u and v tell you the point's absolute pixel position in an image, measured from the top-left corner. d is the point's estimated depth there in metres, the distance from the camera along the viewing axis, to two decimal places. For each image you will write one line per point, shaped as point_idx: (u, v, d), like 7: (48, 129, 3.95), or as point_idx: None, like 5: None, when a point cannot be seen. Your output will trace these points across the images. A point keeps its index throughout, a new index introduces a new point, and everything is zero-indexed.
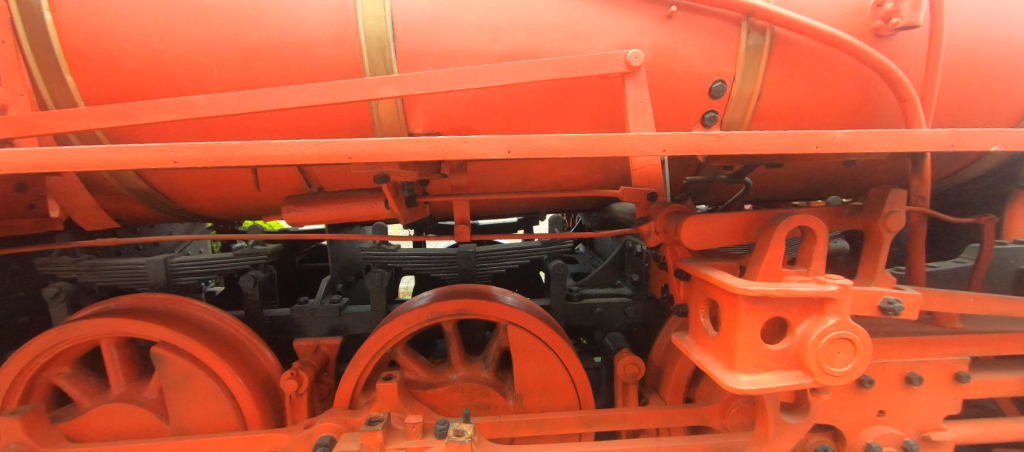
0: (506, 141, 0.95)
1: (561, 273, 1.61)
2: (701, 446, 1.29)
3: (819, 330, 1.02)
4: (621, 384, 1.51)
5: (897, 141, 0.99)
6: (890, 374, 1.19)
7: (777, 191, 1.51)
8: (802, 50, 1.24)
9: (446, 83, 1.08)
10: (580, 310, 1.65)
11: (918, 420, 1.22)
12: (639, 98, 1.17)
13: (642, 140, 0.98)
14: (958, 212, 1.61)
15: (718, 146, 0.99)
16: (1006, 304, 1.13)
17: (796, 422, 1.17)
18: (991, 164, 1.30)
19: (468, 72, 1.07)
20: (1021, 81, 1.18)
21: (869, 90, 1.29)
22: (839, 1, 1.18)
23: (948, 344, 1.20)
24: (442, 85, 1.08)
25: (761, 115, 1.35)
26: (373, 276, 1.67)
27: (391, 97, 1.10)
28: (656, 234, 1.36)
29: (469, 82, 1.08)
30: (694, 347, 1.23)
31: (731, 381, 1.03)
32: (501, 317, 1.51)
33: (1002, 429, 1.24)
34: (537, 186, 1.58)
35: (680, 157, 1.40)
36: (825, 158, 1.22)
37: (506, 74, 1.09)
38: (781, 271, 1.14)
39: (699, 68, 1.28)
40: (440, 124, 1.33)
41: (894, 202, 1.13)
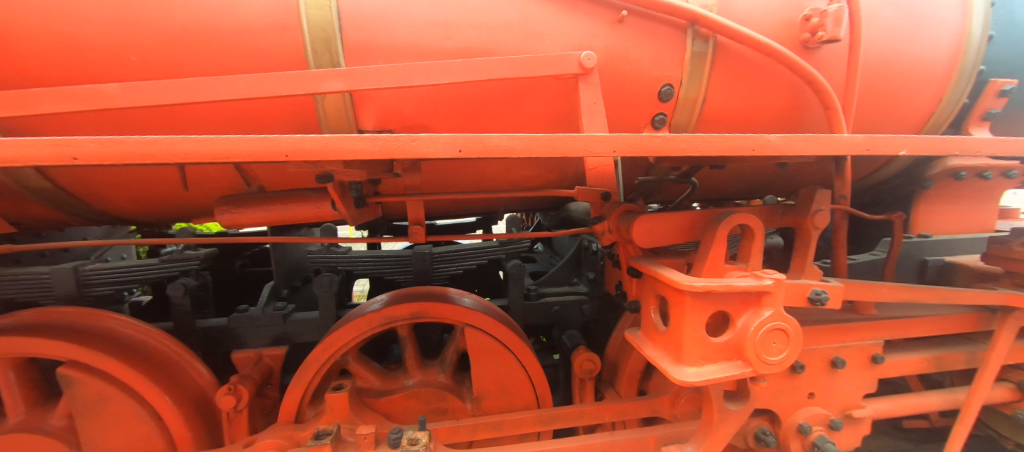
0: (457, 139, 0.91)
1: (518, 273, 1.61)
2: (652, 438, 1.33)
3: (757, 321, 1.09)
4: (578, 380, 1.53)
5: (823, 145, 1.08)
6: (818, 359, 1.29)
7: (721, 191, 1.60)
8: (741, 59, 1.32)
9: (397, 79, 1.03)
10: (537, 309, 1.66)
11: (842, 400, 1.34)
12: (593, 99, 1.18)
13: (594, 141, 0.99)
14: (874, 209, 1.79)
15: (665, 148, 1.02)
16: (914, 292, 1.26)
17: (738, 409, 1.23)
18: (900, 166, 1.44)
19: (419, 68, 1.03)
20: (927, 92, 1.31)
21: (800, 97, 1.39)
22: (774, 12, 1.26)
23: (866, 330, 1.32)
24: (392, 80, 1.02)
25: (706, 119, 1.41)
26: (321, 281, 1.57)
27: (337, 92, 1.03)
28: (610, 232, 1.38)
29: (421, 79, 1.04)
30: (645, 342, 1.27)
31: (678, 374, 1.07)
32: (458, 319, 1.49)
33: (909, 403, 1.39)
34: (495, 185, 1.57)
35: (632, 157, 1.43)
36: (761, 160, 1.30)
37: (459, 71, 1.06)
38: (723, 267, 1.20)
39: (649, 72, 1.31)
40: (391, 121, 1.28)
41: (820, 201, 1.22)
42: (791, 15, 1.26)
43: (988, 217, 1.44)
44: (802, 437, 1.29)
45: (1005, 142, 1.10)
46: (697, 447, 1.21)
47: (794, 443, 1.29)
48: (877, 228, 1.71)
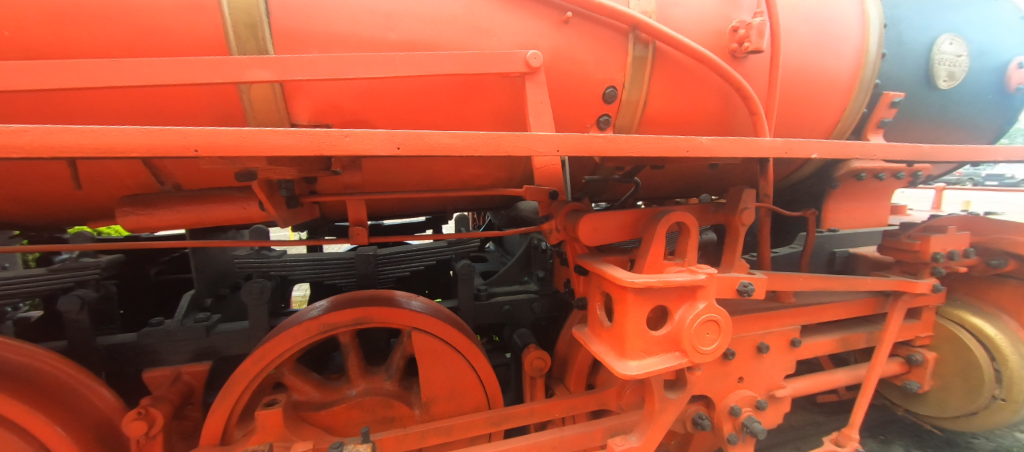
0: (394, 135, 0.86)
1: (468, 273, 1.58)
2: (600, 430, 1.36)
3: (693, 313, 1.15)
4: (528, 379, 1.54)
5: (748, 148, 1.15)
6: (746, 345, 1.39)
7: (662, 190, 1.67)
8: (678, 65, 1.38)
9: (332, 70, 0.94)
10: (488, 309, 1.65)
11: (767, 382, 1.45)
12: (539, 99, 1.18)
13: (538, 140, 0.99)
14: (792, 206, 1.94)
15: (607, 148, 1.04)
16: (825, 282, 1.40)
17: (677, 397, 1.28)
18: (814, 167, 1.57)
19: (358, 59, 0.95)
20: (834, 101, 1.45)
21: (729, 102, 1.48)
22: (706, 21, 1.33)
23: (786, 317, 1.44)
24: (326, 71, 0.94)
25: (647, 120, 1.47)
26: (251, 287, 1.44)
27: (265, 82, 0.93)
28: (557, 231, 1.40)
29: (360, 71, 0.96)
30: (592, 339, 1.30)
31: (621, 368, 1.11)
32: (405, 323, 1.43)
33: (821, 380, 1.55)
34: (443, 184, 1.53)
35: (579, 157, 1.46)
36: (694, 161, 1.37)
37: (401, 65, 1.00)
38: (663, 262, 1.25)
39: (594, 74, 1.34)
40: (328, 115, 1.19)
41: (746, 200, 1.32)
42: (721, 26, 1.34)
43: (881, 213, 1.64)
44: (733, 418, 1.38)
45: (895, 147, 1.24)
46: (640, 436, 1.25)
47: (727, 424, 1.39)
48: (795, 224, 1.89)
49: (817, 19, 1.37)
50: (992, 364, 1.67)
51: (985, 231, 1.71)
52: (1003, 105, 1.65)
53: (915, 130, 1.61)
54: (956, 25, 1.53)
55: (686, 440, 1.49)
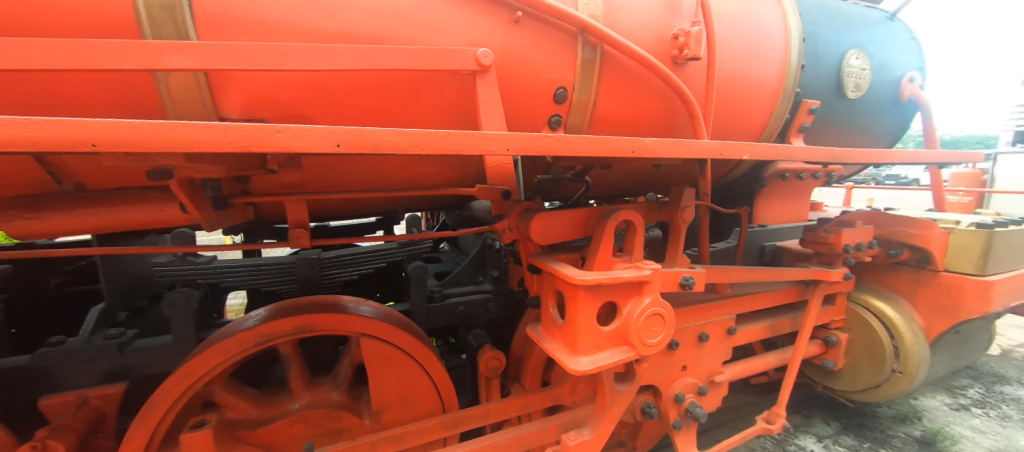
0: (333, 131, 0.80)
1: (420, 275, 1.55)
2: (554, 426, 1.38)
3: (639, 308, 1.19)
4: (484, 380, 1.53)
5: (688, 149, 1.22)
6: (689, 335, 1.47)
7: (610, 189, 1.73)
8: (624, 69, 1.43)
9: (263, 60, 0.86)
10: (442, 311, 1.62)
11: (708, 369, 1.55)
12: (490, 97, 1.16)
13: (488, 139, 0.98)
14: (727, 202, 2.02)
15: (556, 147, 1.05)
16: (756, 273, 1.52)
17: (627, 388, 1.33)
18: (746, 168, 1.67)
19: (294, 50, 0.88)
20: (762, 107, 1.57)
21: (671, 105, 1.56)
22: (650, 27, 1.39)
23: (723, 307, 1.55)
24: (256, 61, 0.86)
25: (595, 122, 1.51)
26: (174, 298, 1.30)
27: (184, 70, 0.83)
28: (510, 231, 1.39)
29: (295, 63, 0.89)
30: (545, 337, 1.31)
31: (573, 364, 1.13)
32: (353, 330, 1.36)
33: (754, 364, 1.68)
34: (393, 184, 1.48)
35: (531, 157, 1.46)
36: (639, 161, 1.42)
37: (342, 58, 0.94)
38: (612, 259, 1.29)
39: (544, 74, 1.35)
40: (261, 109, 1.10)
41: (686, 198, 1.39)
42: (663, 33, 1.40)
43: (802, 210, 1.81)
44: (677, 405, 1.46)
45: (812, 149, 1.37)
46: (592, 429, 1.28)
47: (672, 410, 1.46)
48: (730, 220, 1.98)
49: (747, 31, 1.48)
50: (892, 341, 1.90)
51: (886, 224, 1.95)
52: (898, 114, 1.88)
53: (829, 135, 1.79)
54: (860, 42, 1.72)
55: (635, 428, 1.55)
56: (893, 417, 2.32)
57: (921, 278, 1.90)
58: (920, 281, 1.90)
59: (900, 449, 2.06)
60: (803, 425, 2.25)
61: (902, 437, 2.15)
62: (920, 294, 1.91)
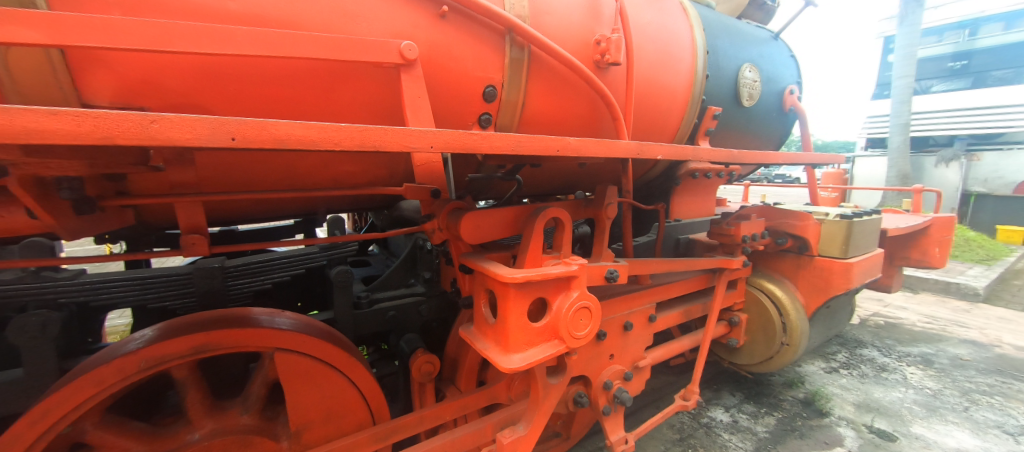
0: (225, 122, 0.70)
1: (345, 281, 1.46)
2: (490, 425, 1.37)
3: (568, 302, 1.22)
4: (416, 385, 1.49)
5: (610, 148, 1.28)
6: (615, 325, 1.56)
7: (540, 188, 1.77)
8: (551, 70, 1.47)
9: (138, 39, 0.73)
10: (370, 317, 1.55)
11: (632, 355, 1.66)
12: (417, 93, 1.11)
13: (413, 135, 0.93)
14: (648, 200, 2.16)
15: (483, 145, 1.04)
16: (672, 264, 1.65)
17: (559, 381, 1.36)
18: (662, 167, 1.81)
19: (182, 29, 0.77)
20: (675, 112, 1.71)
21: (595, 107, 1.64)
22: (575, 31, 1.44)
23: (644, 297, 1.66)
24: (130, 40, 0.73)
25: (524, 122, 1.53)
26: (25, 323, 1.07)
27: (31, 44, 0.67)
28: (440, 230, 1.36)
29: (181, 45, 0.77)
30: (478, 337, 1.31)
31: (505, 362, 1.13)
32: (267, 345, 1.23)
33: (672, 347, 1.83)
34: (311, 183, 1.36)
35: (462, 154, 1.43)
36: (566, 160, 1.47)
37: (243, 41, 0.84)
38: (542, 257, 1.30)
39: (472, 71, 1.33)
40: (142, 95, 0.92)
41: (610, 196, 1.46)
42: (587, 37, 1.46)
43: (708, 205, 2.02)
44: (606, 392, 1.54)
45: (716, 150, 1.52)
46: (526, 425, 1.30)
47: (601, 398, 1.53)
48: (648, 216, 2.10)
49: (661, 41, 1.60)
50: (781, 318, 2.19)
51: (774, 217, 2.26)
52: (782, 122, 2.18)
53: (730, 138, 2.02)
54: (753, 58, 1.96)
55: (569, 418, 1.61)
56: (783, 383, 2.69)
57: (802, 262, 2.21)
58: (801, 265, 2.21)
59: (789, 410, 2.40)
60: (713, 398, 2.51)
61: (791, 400, 2.50)
62: (800, 276, 2.23)
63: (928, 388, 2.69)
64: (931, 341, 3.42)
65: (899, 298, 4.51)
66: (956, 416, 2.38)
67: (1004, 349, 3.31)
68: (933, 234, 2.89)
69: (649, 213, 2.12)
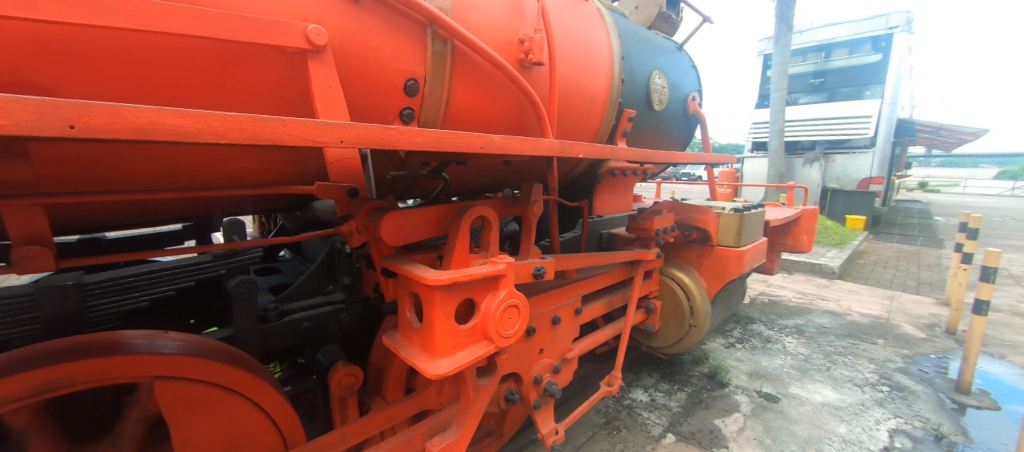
0: (62, 106, 0.56)
1: (247, 292, 1.29)
2: (419, 434, 1.31)
3: (496, 302, 1.21)
4: (336, 401, 1.39)
5: (534, 146, 1.30)
6: (544, 320, 1.59)
7: (467, 186, 1.74)
8: (475, 67, 1.44)
9: None
10: (280, 331, 1.40)
11: (561, 348, 1.72)
12: (327, 83, 1.01)
13: (320, 129, 0.84)
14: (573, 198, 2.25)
15: (403, 141, 0.98)
16: (595, 258, 1.73)
17: (489, 381, 1.35)
18: (585, 166, 1.88)
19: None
20: (594, 112, 1.80)
21: (521, 106, 1.65)
22: (499, 28, 1.43)
23: (571, 291, 1.73)
24: None
25: (449, 118, 1.48)
26: None
27: None
28: (358, 232, 1.27)
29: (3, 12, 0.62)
30: (404, 344, 1.24)
31: (432, 368, 1.09)
32: (145, 375, 1.04)
33: (597, 337, 1.94)
34: (200, 182, 1.18)
35: (382, 151, 1.34)
36: (491, 158, 1.46)
37: (94, 11, 0.69)
38: (468, 257, 1.28)
39: (391, 63, 1.25)
40: None
41: (535, 194, 1.49)
42: (511, 35, 1.46)
43: (627, 202, 2.16)
44: (536, 386, 1.57)
45: (631, 151, 1.62)
46: (457, 429, 1.27)
47: (532, 392, 1.56)
48: (573, 213, 2.19)
49: (580, 45, 1.67)
50: (689, 302, 2.44)
51: (682, 211, 2.50)
52: (686, 125, 2.41)
53: (643, 139, 2.18)
54: (660, 66, 2.13)
55: (501, 416, 1.62)
56: (691, 361, 3.01)
57: (705, 251, 2.48)
58: (705, 254, 2.47)
59: (697, 384, 2.69)
60: (634, 381, 2.72)
61: (698, 375, 2.81)
62: (704, 264, 2.49)
63: (801, 353, 3.21)
64: (803, 313, 4.09)
65: (780, 278, 5.32)
66: (822, 375, 2.87)
67: (852, 316, 4.08)
68: (803, 223, 3.45)
69: (573, 210, 2.21)
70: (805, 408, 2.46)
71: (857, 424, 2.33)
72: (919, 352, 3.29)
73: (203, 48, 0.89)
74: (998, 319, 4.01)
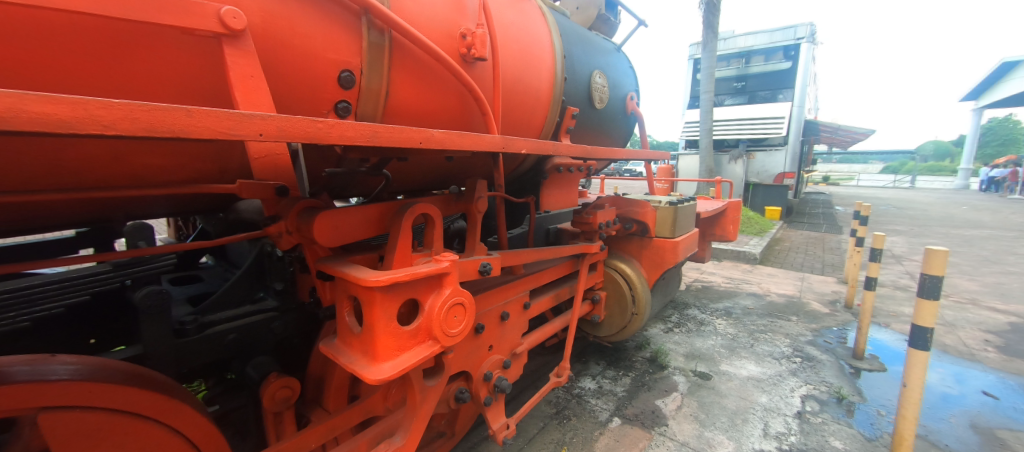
0: None
1: (158, 305, 1.14)
2: (365, 443, 1.25)
3: (440, 301, 1.19)
4: (269, 416, 1.30)
5: (476, 142, 1.29)
6: (492, 317, 1.59)
7: (410, 183, 1.69)
8: (415, 59, 1.38)
9: None
10: (201, 345, 1.26)
11: (510, 343, 1.73)
12: (247, 71, 0.92)
13: (236, 121, 0.76)
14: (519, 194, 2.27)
15: (334, 136, 0.92)
16: (541, 253, 1.76)
17: (437, 382, 1.33)
18: (530, 163, 1.91)
19: None
20: (538, 109, 1.82)
21: (465, 101, 1.62)
22: (439, 20, 1.38)
23: (518, 286, 1.74)
24: None
25: (389, 113, 1.41)
26: None
27: None
28: (288, 234, 1.18)
29: None
30: (343, 350, 1.18)
31: (373, 374, 1.05)
32: (27, 407, 0.85)
33: (546, 330, 1.98)
34: (91, 182, 1.02)
35: (315, 146, 1.26)
36: (432, 154, 1.43)
37: None
38: (411, 256, 1.24)
39: (322, 52, 1.16)
40: None
41: (479, 190, 1.47)
42: (452, 29, 1.43)
43: (572, 197, 2.23)
44: (486, 383, 1.57)
45: (573, 147, 1.67)
46: (403, 434, 1.23)
47: (482, 389, 1.55)
48: (520, 209, 2.22)
49: (522, 41, 1.68)
50: (631, 291, 2.57)
51: (624, 205, 2.62)
52: (626, 122, 2.53)
53: (586, 136, 2.25)
54: (600, 65, 2.21)
55: (452, 416, 1.61)
56: (635, 346, 3.18)
57: (646, 243, 2.62)
58: (644, 245, 2.62)
59: (640, 369, 2.85)
60: (583, 370, 2.83)
61: (641, 360, 2.98)
62: (644, 255, 2.64)
63: (729, 333, 3.52)
64: (730, 296, 4.50)
65: (712, 266, 5.81)
66: (747, 351, 3.17)
67: (771, 296, 4.56)
68: (729, 215, 3.78)
69: (520, 206, 2.23)
70: (733, 383, 2.71)
71: (776, 393, 2.61)
72: (825, 326, 3.75)
73: (92, 27, 0.77)
74: (884, 293, 4.70)
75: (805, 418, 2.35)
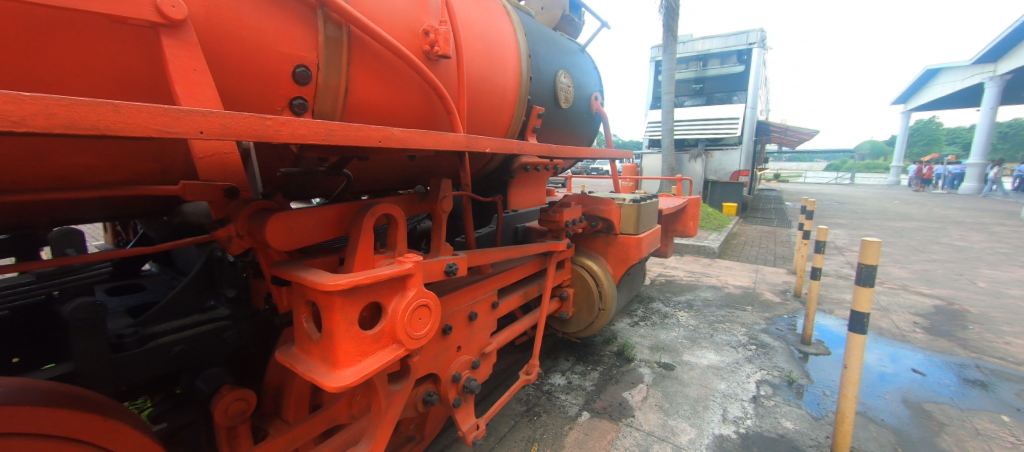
0: None
1: (90, 318, 1.05)
2: None
3: (404, 303, 1.16)
4: (222, 431, 1.22)
5: (438, 140, 1.27)
6: (460, 317, 1.58)
7: (373, 183, 1.64)
8: (376, 55, 1.34)
9: None
10: (142, 360, 1.16)
11: (478, 343, 1.72)
12: (189, 64, 0.86)
13: (174, 118, 0.70)
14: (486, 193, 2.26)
15: (285, 134, 0.88)
16: (508, 252, 1.77)
17: (402, 386, 1.30)
18: (496, 162, 1.90)
19: None
20: (503, 108, 1.82)
21: (429, 99, 1.59)
22: (401, 15, 1.35)
23: (485, 286, 1.73)
24: None
25: (349, 110, 1.36)
26: None
27: None
28: (238, 238, 1.11)
29: None
30: (302, 357, 1.13)
31: (334, 381, 1.01)
32: None
33: (515, 328, 1.99)
34: (5, 185, 0.92)
35: (268, 145, 1.19)
36: (393, 153, 1.40)
37: None
38: (373, 257, 1.20)
39: (272, 45, 1.11)
40: None
41: (444, 190, 1.45)
42: (414, 25, 1.40)
43: (539, 196, 2.24)
44: (455, 384, 1.56)
45: (537, 146, 1.68)
46: (368, 442, 1.20)
47: (450, 391, 1.54)
48: (487, 208, 2.21)
49: (486, 40, 1.67)
50: (598, 287, 2.63)
51: (591, 203, 2.67)
52: (591, 122, 2.58)
53: (552, 135, 2.27)
54: (564, 65, 2.23)
55: (421, 419, 1.58)
56: (603, 341, 3.26)
57: (612, 240, 2.68)
58: (610, 242, 2.68)
59: (608, 362, 2.93)
60: (553, 366, 2.87)
61: (609, 354, 3.06)
62: (610, 252, 2.70)
63: (691, 324, 3.68)
64: (692, 289, 4.70)
65: (676, 260, 6.04)
66: (708, 341, 3.33)
67: (730, 288, 4.80)
68: (690, 211, 3.94)
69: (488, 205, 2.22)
70: (695, 372, 2.83)
71: (733, 379, 2.75)
72: (777, 314, 4.00)
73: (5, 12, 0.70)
74: (829, 282, 5.07)
75: (760, 402, 2.49)
